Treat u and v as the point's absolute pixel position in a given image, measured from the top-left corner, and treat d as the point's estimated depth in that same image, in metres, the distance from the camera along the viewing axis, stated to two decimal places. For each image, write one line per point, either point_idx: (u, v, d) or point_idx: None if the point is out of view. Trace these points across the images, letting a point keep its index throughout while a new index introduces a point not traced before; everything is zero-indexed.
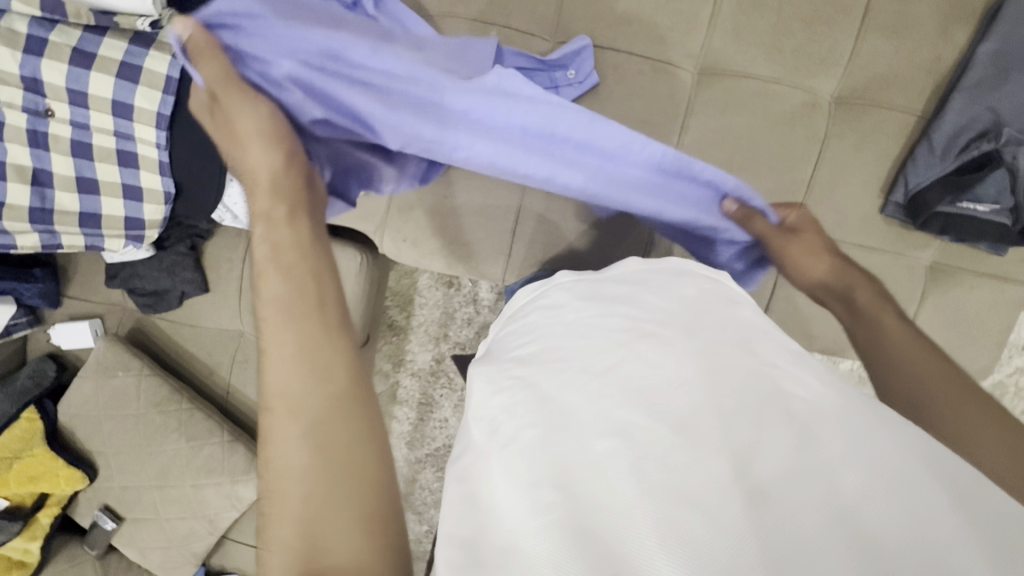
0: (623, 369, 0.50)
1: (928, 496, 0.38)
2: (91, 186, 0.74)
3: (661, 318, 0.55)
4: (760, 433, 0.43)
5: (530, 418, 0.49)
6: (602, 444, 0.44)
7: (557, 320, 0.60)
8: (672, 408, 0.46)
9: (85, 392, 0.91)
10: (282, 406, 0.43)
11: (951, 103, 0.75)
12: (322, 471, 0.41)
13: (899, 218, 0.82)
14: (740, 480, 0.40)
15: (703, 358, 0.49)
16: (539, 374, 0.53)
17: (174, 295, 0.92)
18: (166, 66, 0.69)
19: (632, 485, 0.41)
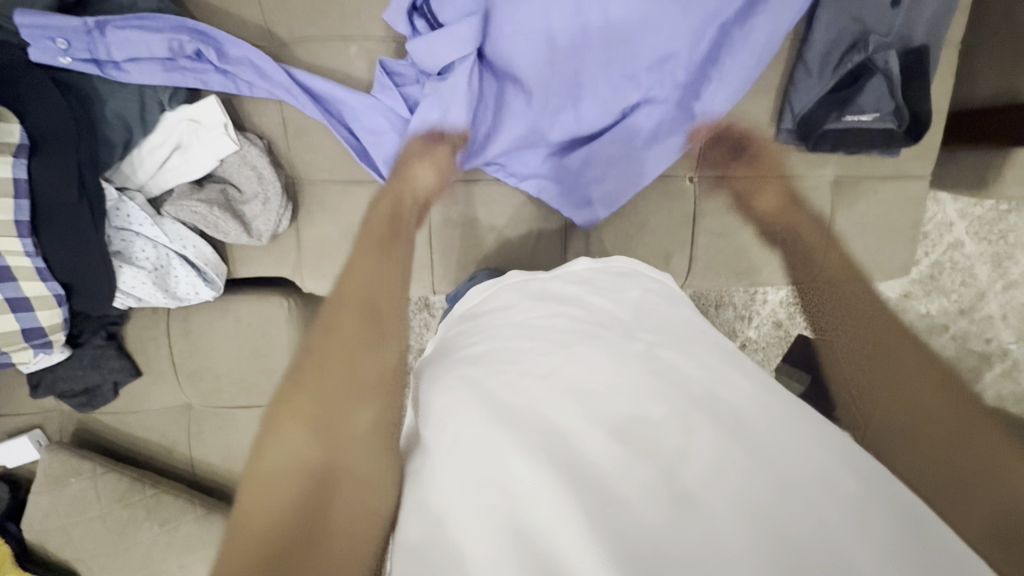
0: (567, 372, 0.47)
1: (849, 499, 0.37)
2: None
3: (603, 324, 0.53)
4: (692, 429, 0.41)
5: (469, 420, 0.45)
6: (536, 440, 0.42)
7: (502, 321, 0.57)
8: (612, 409, 0.44)
9: (43, 506, 0.89)
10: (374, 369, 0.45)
11: (818, 21, 0.75)
12: (354, 451, 0.41)
13: (792, 142, 0.83)
14: (667, 480, 0.39)
15: (642, 361, 0.47)
16: (484, 375, 0.50)
17: (107, 387, 0.89)
18: (9, 169, 0.66)
19: (565, 480, 0.39)
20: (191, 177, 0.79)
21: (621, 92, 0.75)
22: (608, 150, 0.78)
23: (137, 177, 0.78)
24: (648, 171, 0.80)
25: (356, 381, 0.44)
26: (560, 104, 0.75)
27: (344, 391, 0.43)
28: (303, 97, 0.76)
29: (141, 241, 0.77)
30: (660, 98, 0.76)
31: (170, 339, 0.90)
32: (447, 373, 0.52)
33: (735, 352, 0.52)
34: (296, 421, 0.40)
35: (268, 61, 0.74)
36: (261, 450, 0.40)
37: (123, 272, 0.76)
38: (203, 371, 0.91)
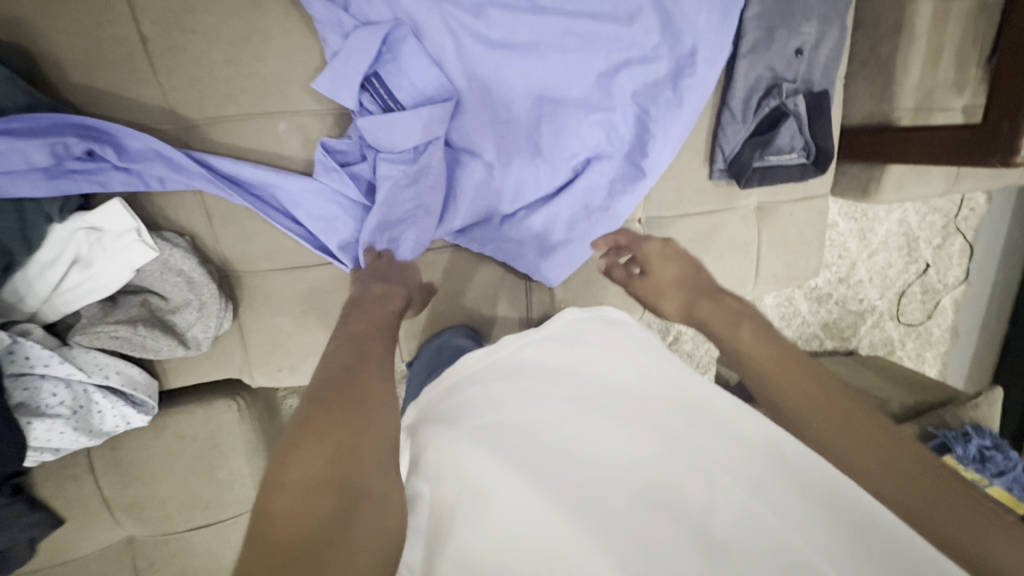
0: (586, 433, 0.41)
1: (867, 537, 0.35)
2: None
3: (614, 387, 0.45)
4: (713, 484, 0.38)
5: (491, 519, 0.36)
6: (568, 523, 0.35)
7: (506, 388, 0.46)
8: (635, 469, 0.39)
9: None
10: (370, 383, 0.45)
11: (738, 71, 0.81)
12: (370, 466, 0.39)
13: (724, 179, 0.89)
14: (693, 538, 0.35)
15: (656, 426, 0.42)
16: (498, 452, 0.40)
17: (20, 547, 0.73)
18: None
19: (595, 538, 0.34)
20: (101, 294, 0.66)
21: (569, 143, 0.77)
22: (565, 210, 0.80)
23: (26, 305, 0.64)
24: (604, 225, 0.81)
25: (377, 392, 0.44)
26: (511, 181, 0.78)
27: (367, 398, 0.43)
28: (228, 188, 0.67)
29: (50, 384, 0.64)
30: (608, 153, 0.79)
31: (96, 475, 0.76)
32: (461, 442, 0.41)
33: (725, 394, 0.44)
34: (323, 437, 0.39)
35: (183, 155, 0.64)
36: (287, 461, 0.38)
37: (34, 427, 0.63)
38: (143, 500, 0.79)
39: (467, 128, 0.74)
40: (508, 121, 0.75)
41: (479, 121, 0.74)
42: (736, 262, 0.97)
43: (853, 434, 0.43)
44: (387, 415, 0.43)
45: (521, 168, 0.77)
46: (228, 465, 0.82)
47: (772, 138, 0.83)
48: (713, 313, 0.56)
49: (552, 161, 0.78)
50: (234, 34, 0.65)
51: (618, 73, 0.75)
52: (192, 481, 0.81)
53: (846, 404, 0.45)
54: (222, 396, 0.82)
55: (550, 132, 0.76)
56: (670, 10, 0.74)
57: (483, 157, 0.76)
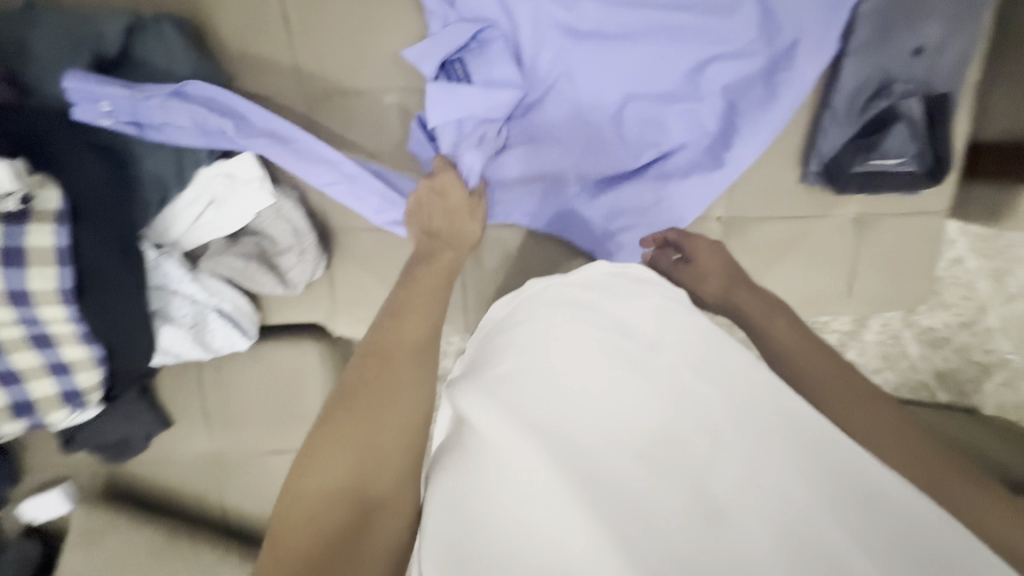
0: (594, 383, 0.42)
1: (885, 514, 0.34)
2: (12, 375, 0.68)
3: (630, 330, 0.46)
4: (721, 450, 0.38)
5: (496, 459, 0.39)
6: (570, 473, 0.37)
7: (525, 328, 0.47)
8: (636, 419, 0.40)
9: (78, 562, 0.88)
10: (392, 380, 0.48)
11: (844, 68, 0.76)
12: (384, 468, 0.44)
13: (818, 184, 0.84)
14: (694, 497, 0.37)
15: (668, 379, 0.42)
16: (506, 395, 0.42)
17: (139, 439, 0.87)
18: (50, 236, 0.63)
19: (592, 487, 0.37)
20: (226, 231, 0.78)
21: (647, 133, 0.78)
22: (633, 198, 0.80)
23: (170, 234, 0.77)
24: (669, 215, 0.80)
25: (397, 388, 0.48)
26: (584, 165, 0.80)
27: (386, 398, 0.47)
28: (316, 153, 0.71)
29: (180, 299, 0.77)
30: (687, 145, 0.78)
31: (202, 389, 0.89)
32: (476, 383, 0.44)
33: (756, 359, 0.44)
34: (364, 407, 0.47)
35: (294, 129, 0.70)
36: (309, 470, 0.44)
37: (163, 330, 0.76)
38: (236, 419, 0.90)
39: (548, 114, 0.78)
40: (588, 109, 0.78)
41: (560, 107, 0.78)
42: (823, 275, 0.91)
43: (871, 414, 0.47)
44: (405, 412, 0.47)
45: (597, 154, 0.79)
46: (305, 401, 0.90)
47: (877, 141, 0.78)
48: (751, 301, 0.61)
49: (627, 149, 0.79)
50: (359, 18, 0.75)
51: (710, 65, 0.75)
52: (275, 410, 0.90)
53: (866, 398, 0.49)
54: (310, 338, 0.92)
55: (628, 121, 0.78)
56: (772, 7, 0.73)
57: (561, 142, 0.79)
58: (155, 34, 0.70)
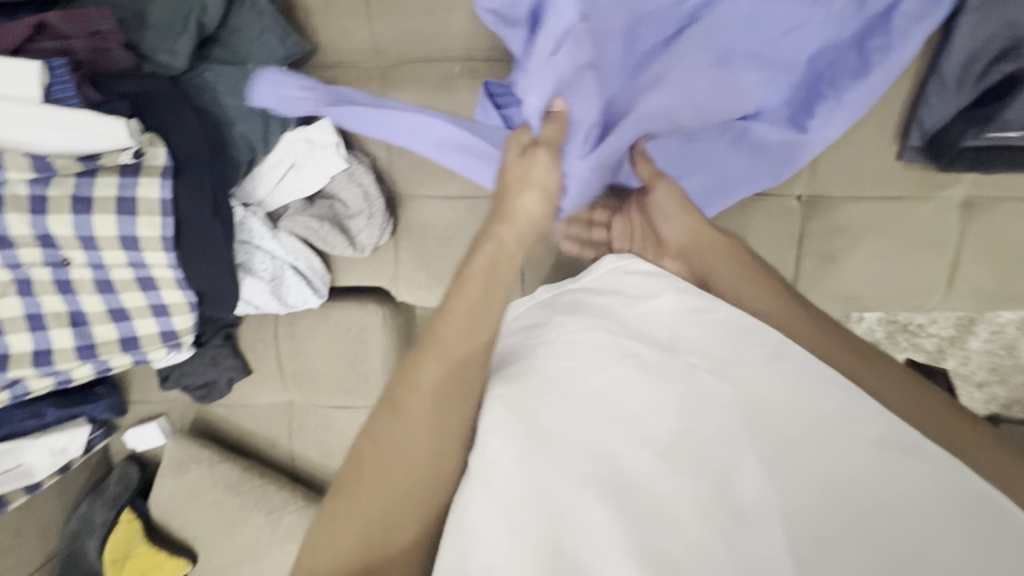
0: (607, 395, 0.44)
1: (911, 517, 0.36)
2: (122, 313, 0.77)
3: (642, 334, 0.50)
4: (742, 456, 0.40)
5: (507, 452, 0.42)
6: (585, 471, 0.41)
7: (540, 337, 0.52)
8: (652, 422, 0.42)
9: (169, 488, 0.99)
10: (428, 395, 0.45)
11: (958, 30, 0.67)
12: (415, 479, 0.43)
13: (919, 160, 0.76)
14: (716, 498, 0.39)
15: (684, 381, 0.44)
16: (525, 423, 0.43)
17: (222, 383, 0.96)
18: (157, 189, 0.71)
19: (611, 501, 0.39)
20: (304, 193, 0.84)
21: (732, 93, 0.70)
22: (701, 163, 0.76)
23: (256, 194, 0.84)
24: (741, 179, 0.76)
25: (435, 404, 0.45)
26: (663, 135, 0.71)
27: (421, 420, 0.45)
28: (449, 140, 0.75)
29: (261, 254, 0.83)
30: (767, 110, 0.73)
31: (278, 341, 0.96)
32: (494, 407, 0.46)
33: (772, 355, 0.46)
34: (389, 455, 0.43)
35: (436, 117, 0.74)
36: (338, 494, 0.43)
37: (246, 282, 0.82)
38: (306, 372, 0.97)
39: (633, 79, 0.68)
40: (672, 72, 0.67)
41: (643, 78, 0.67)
42: (920, 263, 0.82)
43: (876, 368, 0.52)
44: (439, 435, 0.45)
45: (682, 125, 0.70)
46: (369, 360, 0.96)
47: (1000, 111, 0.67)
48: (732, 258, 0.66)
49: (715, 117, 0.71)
50: None
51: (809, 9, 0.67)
52: (341, 366, 0.96)
53: (860, 347, 0.54)
54: (375, 301, 0.96)
55: (713, 88, 0.69)
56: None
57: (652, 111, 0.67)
58: (250, 4, 0.75)
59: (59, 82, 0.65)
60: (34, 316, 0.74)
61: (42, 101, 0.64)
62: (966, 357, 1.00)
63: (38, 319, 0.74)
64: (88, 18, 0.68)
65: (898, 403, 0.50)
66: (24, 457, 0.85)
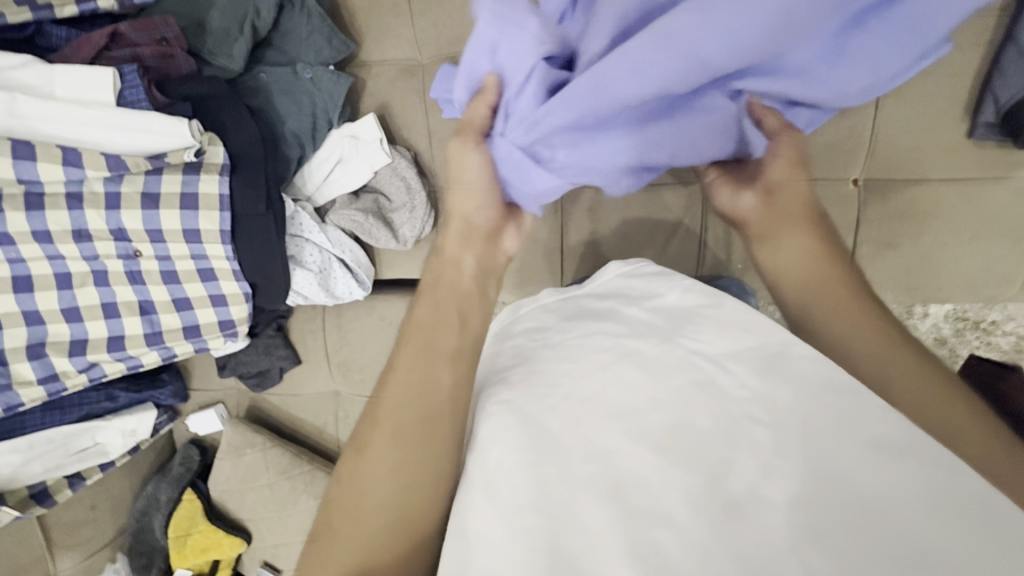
0: (606, 393, 0.39)
1: (932, 518, 0.27)
2: (184, 303, 0.82)
3: (643, 324, 0.44)
4: (737, 444, 0.33)
5: (509, 460, 0.38)
6: (579, 471, 0.35)
7: (541, 342, 0.48)
8: (639, 415, 0.36)
9: (226, 471, 1.04)
10: (393, 414, 0.45)
11: None
12: (382, 489, 0.42)
13: (994, 138, 0.70)
14: (704, 488, 0.32)
15: (687, 371, 0.38)
16: (517, 432, 0.39)
17: (275, 371, 1.01)
18: (216, 185, 0.76)
19: (598, 503, 0.33)
20: (350, 188, 0.87)
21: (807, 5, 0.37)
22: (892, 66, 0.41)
23: (306, 189, 0.88)
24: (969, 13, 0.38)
25: (396, 416, 0.45)
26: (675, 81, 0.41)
27: (391, 434, 0.44)
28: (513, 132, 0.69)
29: (310, 247, 0.86)
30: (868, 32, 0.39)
31: (325, 332, 1.00)
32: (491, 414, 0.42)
33: (788, 342, 0.38)
34: (358, 490, 0.42)
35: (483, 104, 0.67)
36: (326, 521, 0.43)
37: (296, 274, 0.86)
38: (351, 363, 1.00)
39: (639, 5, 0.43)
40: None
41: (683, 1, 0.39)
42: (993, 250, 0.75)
43: (911, 376, 0.39)
44: (399, 444, 0.43)
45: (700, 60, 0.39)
46: None
47: None
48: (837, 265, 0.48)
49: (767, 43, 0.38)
50: None
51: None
52: None
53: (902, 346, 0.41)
54: None
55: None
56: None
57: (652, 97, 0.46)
58: (299, 8, 0.79)
59: (132, 86, 0.71)
60: (109, 305, 0.80)
61: (116, 104, 0.70)
62: None
63: (113, 308, 0.80)
64: (155, 27, 0.75)
65: (927, 401, 0.37)
66: (99, 437, 0.93)
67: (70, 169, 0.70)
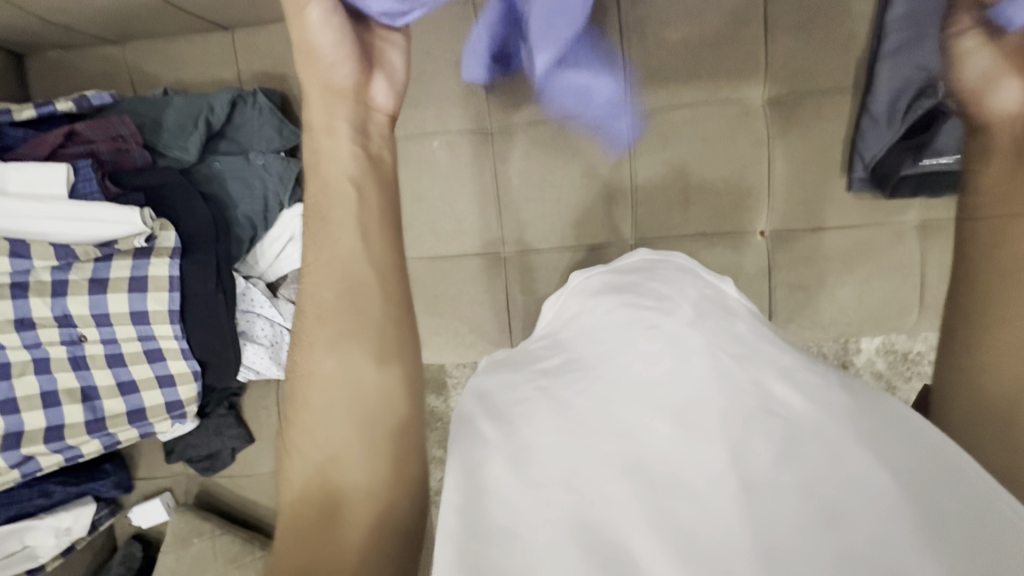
0: (632, 371, 0.36)
1: (933, 490, 0.27)
2: (130, 385, 0.81)
3: (670, 311, 0.42)
4: (755, 422, 0.31)
5: (545, 437, 0.33)
6: (603, 446, 0.32)
7: (575, 324, 0.45)
8: (673, 389, 0.34)
9: (170, 565, 0.98)
10: (327, 318, 0.39)
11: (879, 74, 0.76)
12: (331, 431, 0.37)
13: (868, 189, 0.81)
14: (728, 464, 0.29)
15: (707, 360, 0.36)
16: (554, 411, 0.35)
17: (226, 453, 0.98)
18: (166, 268, 0.78)
19: (620, 480, 0.30)
20: (302, 263, 0.91)
21: None
22: None
23: (258, 267, 0.91)
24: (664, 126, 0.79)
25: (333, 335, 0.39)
26: None
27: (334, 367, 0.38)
28: None
29: (261, 321, 0.88)
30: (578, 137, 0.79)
31: (279, 406, 0.98)
32: (519, 390, 0.38)
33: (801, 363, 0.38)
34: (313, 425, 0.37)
35: None
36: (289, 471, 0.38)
37: (247, 349, 0.87)
38: None
39: None
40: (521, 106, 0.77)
41: None
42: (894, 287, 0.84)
43: None
44: (332, 373, 0.38)
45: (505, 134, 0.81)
46: None
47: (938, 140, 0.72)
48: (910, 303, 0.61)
49: None
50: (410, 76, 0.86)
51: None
52: None
53: None
54: None
55: None
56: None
57: None
58: (251, 104, 0.86)
59: (85, 179, 0.75)
60: (49, 393, 0.78)
61: (68, 195, 0.74)
62: None
63: (54, 395, 0.79)
64: (111, 125, 0.79)
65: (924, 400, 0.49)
66: (29, 538, 0.87)
67: (15, 260, 0.72)
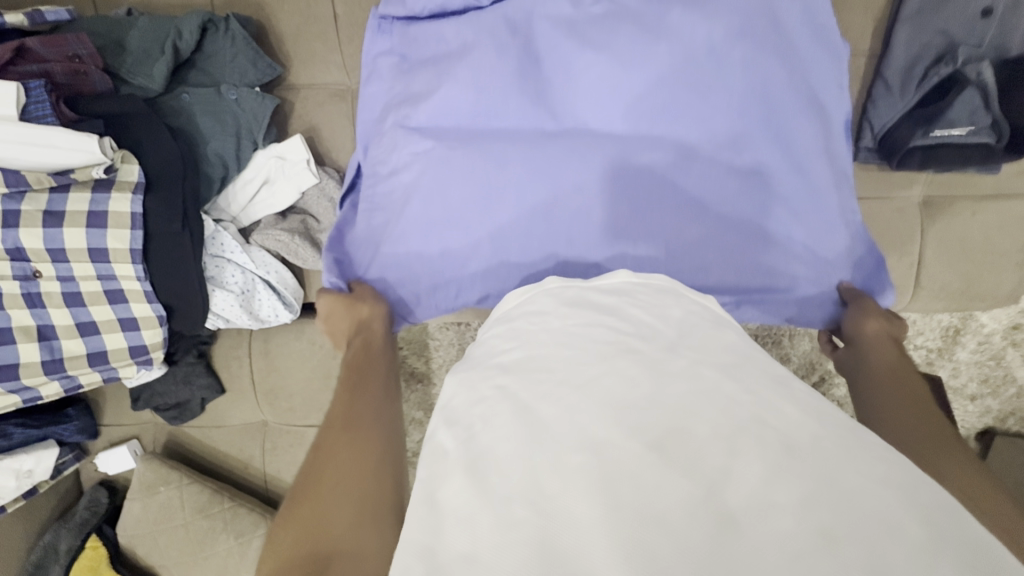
0: (604, 387, 0.32)
1: (931, 515, 0.25)
2: (90, 327, 0.77)
3: (649, 332, 0.37)
4: (740, 445, 0.28)
5: (503, 446, 0.31)
6: (571, 460, 0.28)
7: (538, 326, 0.40)
8: (646, 402, 0.31)
9: (136, 513, 0.96)
10: (340, 419, 0.48)
11: (896, 37, 0.71)
12: (335, 498, 0.41)
13: (875, 160, 0.77)
14: (704, 493, 0.26)
15: (689, 378, 0.32)
16: (518, 425, 0.31)
17: (196, 403, 0.95)
18: (128, 204, 0.74)
19: (589, 501, 0.26)
20: (276, 209, 0.86)
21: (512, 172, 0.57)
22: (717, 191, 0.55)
23: (230, 210, 0.86)
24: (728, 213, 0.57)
25: (348, 425, 0.47)
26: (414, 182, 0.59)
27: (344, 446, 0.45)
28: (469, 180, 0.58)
29: (232, 267, 0.84)
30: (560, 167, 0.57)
31: (251, 357, 0.95)
32: (483, 398, 0.34)
33: (786, 375, 0.34)
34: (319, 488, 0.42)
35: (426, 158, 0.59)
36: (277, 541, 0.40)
37: (217, 295, 0.83)
38: (277, 391, 0.95)
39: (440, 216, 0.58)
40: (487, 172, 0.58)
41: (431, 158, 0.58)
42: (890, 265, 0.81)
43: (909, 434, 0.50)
44: (340, 450, 0.45)
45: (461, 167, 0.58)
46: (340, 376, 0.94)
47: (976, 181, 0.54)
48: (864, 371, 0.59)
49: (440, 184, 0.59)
50: None
51: (589, 136, 0.57)
52: (314, 386, 0.94)
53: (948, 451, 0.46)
54: None
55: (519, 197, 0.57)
56: (701, 121, 0.54)
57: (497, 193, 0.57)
58: (223, 30, 0.79)
59: (36, 101, 0.69)
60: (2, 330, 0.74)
61: (18, 117, 0.67)
62: (956, 369, 0.99)
63: (7, 332, 0.74)
64: (66, 43, 0.73)
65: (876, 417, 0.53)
66: None
67: None
